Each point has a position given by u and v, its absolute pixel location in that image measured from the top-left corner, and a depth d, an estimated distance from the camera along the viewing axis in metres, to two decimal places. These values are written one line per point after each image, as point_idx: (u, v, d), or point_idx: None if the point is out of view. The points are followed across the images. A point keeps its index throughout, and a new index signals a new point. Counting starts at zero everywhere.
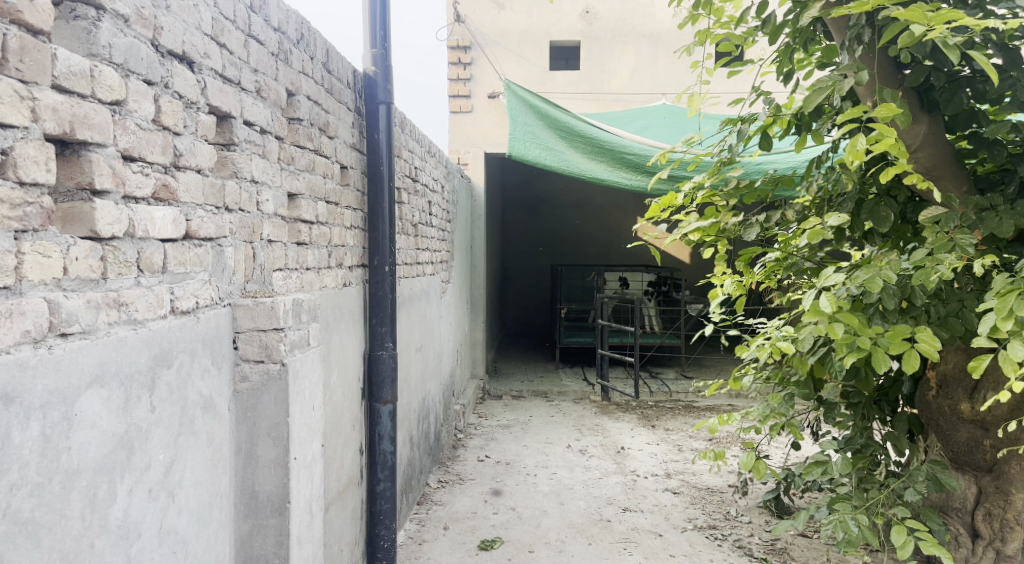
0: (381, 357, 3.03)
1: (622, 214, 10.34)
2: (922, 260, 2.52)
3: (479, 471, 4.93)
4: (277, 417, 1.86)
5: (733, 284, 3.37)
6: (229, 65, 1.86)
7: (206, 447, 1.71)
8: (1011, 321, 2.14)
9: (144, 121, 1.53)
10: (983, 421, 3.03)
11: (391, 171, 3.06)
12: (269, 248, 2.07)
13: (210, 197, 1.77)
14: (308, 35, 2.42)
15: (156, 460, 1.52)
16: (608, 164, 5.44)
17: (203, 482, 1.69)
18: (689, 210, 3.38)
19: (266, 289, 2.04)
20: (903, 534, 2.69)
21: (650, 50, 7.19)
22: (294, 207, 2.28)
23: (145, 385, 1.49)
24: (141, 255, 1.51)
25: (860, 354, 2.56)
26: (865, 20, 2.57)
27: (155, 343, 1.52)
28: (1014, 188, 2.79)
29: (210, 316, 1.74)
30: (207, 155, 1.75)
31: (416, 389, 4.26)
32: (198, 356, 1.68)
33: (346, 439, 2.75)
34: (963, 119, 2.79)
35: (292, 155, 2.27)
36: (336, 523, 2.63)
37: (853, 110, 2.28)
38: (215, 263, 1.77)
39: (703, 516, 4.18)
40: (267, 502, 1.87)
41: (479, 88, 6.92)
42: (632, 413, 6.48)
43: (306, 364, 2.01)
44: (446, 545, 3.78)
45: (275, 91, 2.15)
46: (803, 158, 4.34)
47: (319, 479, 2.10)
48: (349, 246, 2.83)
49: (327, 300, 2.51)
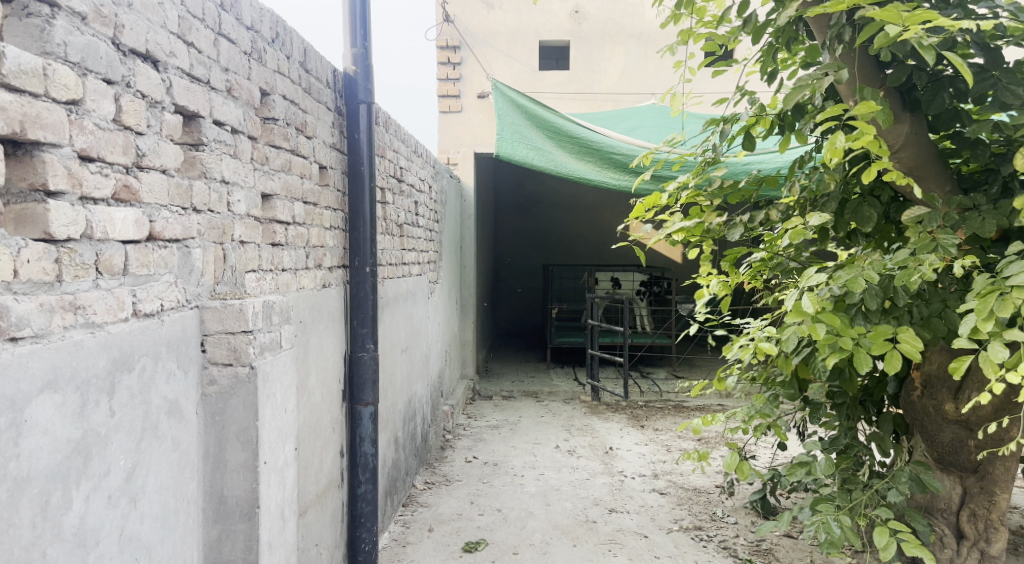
0: (363, 358, 3.01)
1: (613, 214, 10.33)
2: (904, 260, 2.51)
3: (466, 472, 4.91)
4: (246, 421, 1.84)
5: (718, 284, 3.35)
6: (197, 64, 1.84)
7: (171, 452, 1.69)
8: (991, 322, 2.13)
9: (103, 121, 1.50)
10: (967, 422, 3.02)
11: (372, 171, 3.03)
12: (242, 249, 2.05)
13: (176, 197, 1.74)
14: (283, 34, 2.40)
15: (116, 466, 1.49)
16: (596, 164, 5.42)
17: (168, 487, 1.67)
18: (674, 209, 3.36)
19: (237, 291, 2.02)
20: (885, 535, 2.67)
21: (639, 50, 7.18)
22: (269, 207, 2.26)
23: (104, 390, 1.47)
24: (100, 257, 1.49)
25: (842, 354, 2.55)
26: (845, 19, 2.56)
27: (114, 347, 1.49)
28: (997, 189, 2.78)
29: (176, 318, 1.72)
30: (172, 155, 1.73)
31: (401, 390, 4.23)
32: (162, 359, 1.66)
33: (324, 441, 2.73)
34: (947, 118, 2.79)
35: (267, 155, 2.25)
36: (313, 527, 2.61)
37: (833, 108, 2.25)
38: (181, 264, 1.75)
39: (689, 517, 4.17)
40: (236, 507, 1.85)
41: (469, 88, 6.89)
42: (621, 413, 6.46)
43: (277, 367, 1.99)
44: (431, 547, 3.76)
45: (248, 90, 2.12)
46: (789, 158, 4.33)
47: (292, 482, 2.08)
48: (328, 247, 2.80)
49: (303, 301, 2.48)
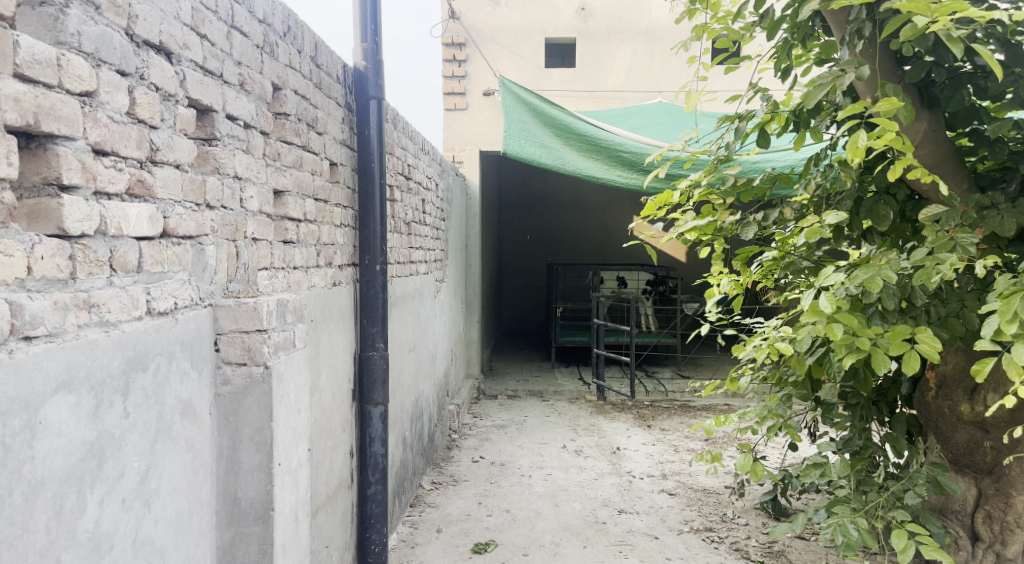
0: (372, 358, 2.97)
1: (619, 212, 10.28)
2: (922, 260, 2.46)
3: (473, 472, 4.87)
4: (260, 422, 1.80)
5: (730, 283, 3.30)
6: (210, 57, 1.80)
7: (185, 453, 1.65)
8: (1015, 324, 2.08)
9: (116, 114, 1.46)
10: (984, 422, 2.98)
11: (382, 168, 2.99)
12: (254, 246, 2.01)
13: (190, 193, 1.70)
14: (295, 28, 2.36)
15: (131, 469, 1.45)
16: (604, 163, 5.37)
17: (181, 490, 1.63)
18: (686, 208, 3.32)
19: (250, 289, 1.98)
20: (903, 538, 2.63)
21: (646, 47, 7.13)
22: (281, 204, 2.22)
23: (118, 390, 1.43)
24: (114, 254, 1.45)
25: (859, 355, 2.50)
26: (865, 13, 2.53)
27: (129, 346, 1.46)
28: (1016, 187, 2.72)
29: (190, 317, 1.68)
30: (186, 150, 1.69)
31: (408, 389, 4.19)
32: (176, 358, 1.62)
33: (335, 441, 2.69)
34: (964, 116, 2.75)
35: (278, 150, 2.21)
36: (324, 528, 2.57)
37: (855, 105, 2.21)
38: (195, 262, 1.71)
39: (699, 518, 4.13)
40: (249, 510, 1.81)
41: (474, 86, 6.84)
42: (628, 412, 6.42)
43: (291, 367, 1.94)
44: (439, 548, 3.73)
45: (261, 84, 2.09)
46: (802, 156, 4.29)
47: (305, 484, 2.04)
48: (338, 245, 2.76)
49: (314, 300, 2.45)
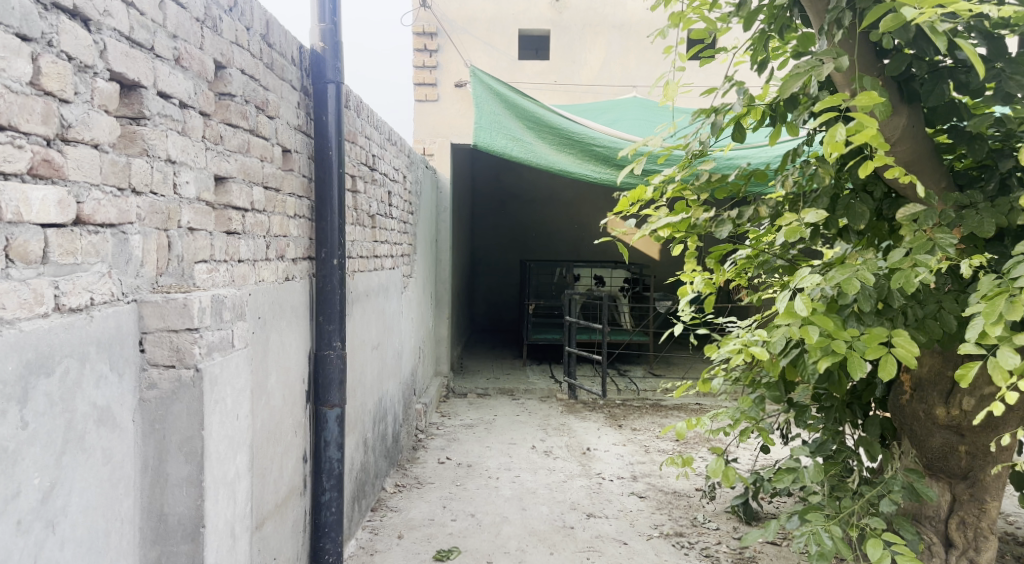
0: (328, 358, 2.79)
1: (592, 208, 10.19)
2: (900, 261, 2.35)
3: (439, 474, 4.72)
4: (190, 430, 1.64)
5: (703, 282, 3.16)
6: (138, 27, 1.63)
7: (102, 465, 1.49)
8: (999, 327, 1.96)
9: (15, 83, 1.31)
10: (959, 427, 2.89)
11: (341, 156, 2.82)
12: (190, 236, 1.85)
13: (111, 176, 1.55)
14: (242, 3, 2.19)
15: (30, 486, 1.31)
16: (577, 156, 5.22)
17: (96, 507, 1.47)
18: (659, 204, 3.18)
19: (184, 283, 1.81)
20: (879, 548, 2.48)
21: (621, 41, 7.02)
22: (223, 191, 2.05)
23: (13, 398, 1.28)
24: (11, 244, 1.31)
25: (835, 358, 2.37)
26: (846, 2, 2.40)
27: (28, 347, 1.31)
28: (994, 186, 2.63)
29: (110, 314, 1.52)
30: (106, 128, 1.53)
31: (371, 388, 4.01)
32: (91, 360, 1.46)
33: (285, 447, 2.53)
34: (944, 111, 2.62)
35: (222, 134, 2.04)
36: (272, 540, 2.42)
37: (832, 97, 2.06)
38: (117, 252, 1.56)
39: (670, 522, 4.02)
40: (177, 527, 1.65)
41: (446, 77, 6.59)
42: (598, 412, 6.29)
43: (228, 369, 1.78)
44: (400, 556, 3.58)
45: (200, 61, 1.91)
46: (778, 152, 4.23)
47: (244, 496, 1.87)
48: (292, 237, 2.58)
49: (262, 295, 2.28)
